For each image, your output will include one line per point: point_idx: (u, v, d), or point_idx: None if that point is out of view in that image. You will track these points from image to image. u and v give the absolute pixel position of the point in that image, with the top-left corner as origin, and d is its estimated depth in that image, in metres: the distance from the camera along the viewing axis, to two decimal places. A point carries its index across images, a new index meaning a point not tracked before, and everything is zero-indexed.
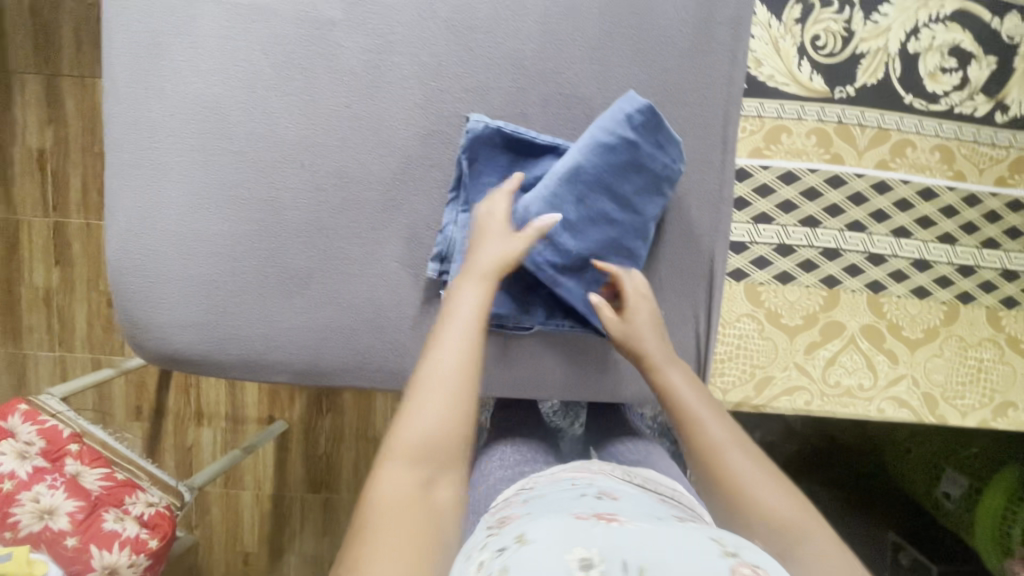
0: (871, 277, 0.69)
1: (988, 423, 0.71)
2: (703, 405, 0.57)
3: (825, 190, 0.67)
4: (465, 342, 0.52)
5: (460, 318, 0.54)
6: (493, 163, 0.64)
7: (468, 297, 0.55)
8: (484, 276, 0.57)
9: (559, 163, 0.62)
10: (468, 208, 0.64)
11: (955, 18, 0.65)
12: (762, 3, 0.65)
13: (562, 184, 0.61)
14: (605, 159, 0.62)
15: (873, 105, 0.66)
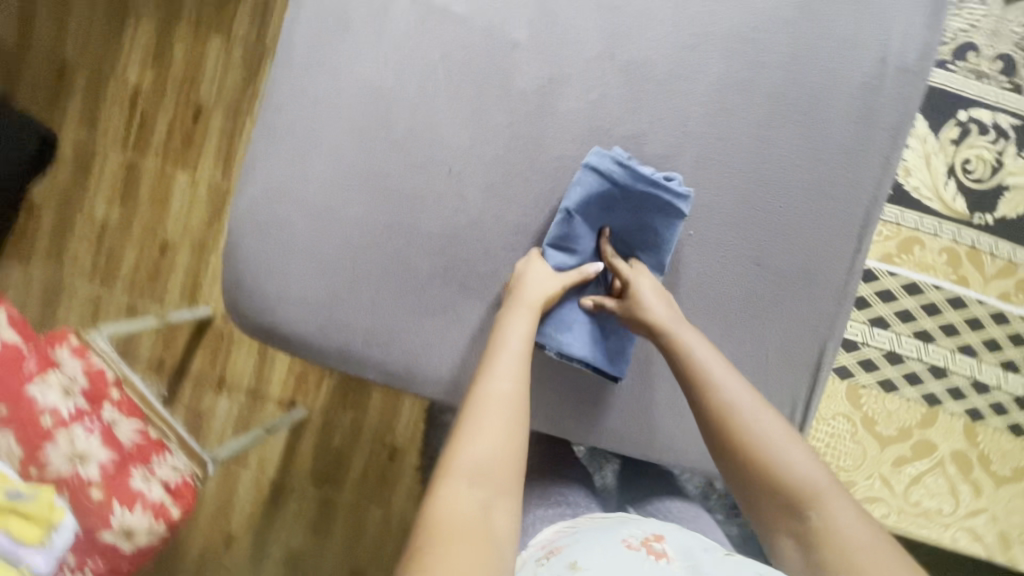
0: (972, 403, 0.69)
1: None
2: (720, 367, 0.57)
3: (944, 309, 0.68)
4: (517, 373, 0.53)
5: (510, 352, 0.55)
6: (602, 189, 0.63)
7: (515, 329, 0.57)
8: (529, 306, 0.59)
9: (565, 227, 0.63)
10: (572, 228, 0.63)
11: None
12: (923, 117, 0.66)
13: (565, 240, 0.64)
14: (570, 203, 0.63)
15: (1008, 237, 0.67)
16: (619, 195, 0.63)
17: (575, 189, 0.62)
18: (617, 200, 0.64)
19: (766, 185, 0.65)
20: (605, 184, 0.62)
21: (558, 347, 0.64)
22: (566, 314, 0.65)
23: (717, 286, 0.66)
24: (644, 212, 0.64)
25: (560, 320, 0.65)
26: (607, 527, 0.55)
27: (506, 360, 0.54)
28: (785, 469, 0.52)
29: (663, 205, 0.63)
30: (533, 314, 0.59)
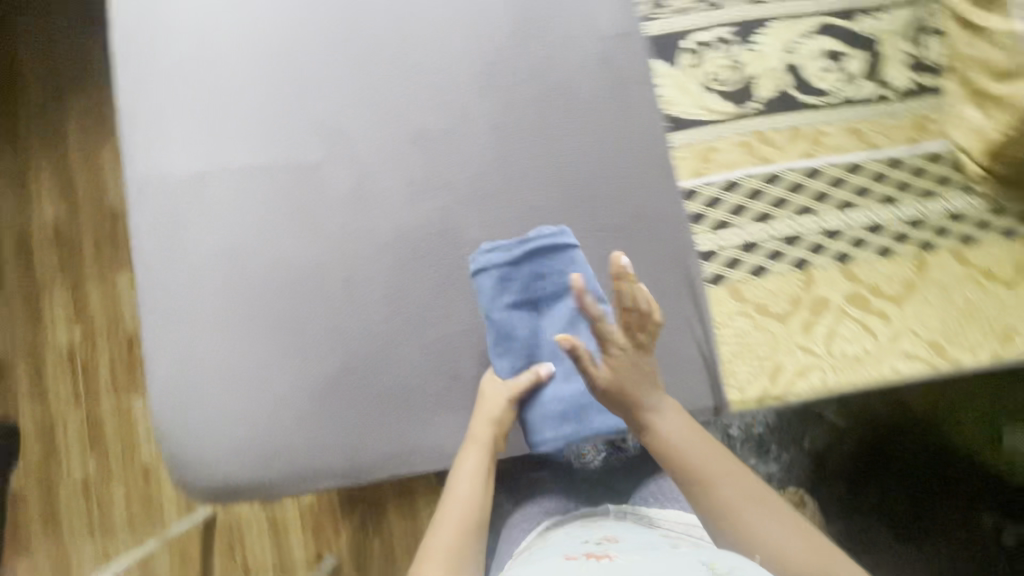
0: (835, 250, 0.76)
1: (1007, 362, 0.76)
2: (701, 452, 0.64)
3: (766, 188, 0.76)
4: (460, 514, 0.65)
5: (458, 495, 0.66)
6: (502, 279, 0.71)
7: (466, 467, 0.67)
8: (479, 443, 0.68)
9: (500, 329, 0.71)
10: (502, 326, 0.71)
11: (816, 32, 0.79)
12: (660, 59, 0.78)
13: (506, 341, 0.72)
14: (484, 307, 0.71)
15: (780, 111, 0.78)
16: (518, 272, 0.72)
17: (482, 295, 0.71)
18: (516, 276, 0.72)
19: (568, 167, 0.74)
20: (500, 274, 0.71)
21: (559, 439, 0.72)
22: (553, 406, 0.72)
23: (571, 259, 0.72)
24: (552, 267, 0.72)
25: (547, 415, 0.72)
26: (572, 544, 0.65)
27: (456, 505, 0.66)
28: (766, 537, 0.59)
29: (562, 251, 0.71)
30: (483, 447, 0.68)
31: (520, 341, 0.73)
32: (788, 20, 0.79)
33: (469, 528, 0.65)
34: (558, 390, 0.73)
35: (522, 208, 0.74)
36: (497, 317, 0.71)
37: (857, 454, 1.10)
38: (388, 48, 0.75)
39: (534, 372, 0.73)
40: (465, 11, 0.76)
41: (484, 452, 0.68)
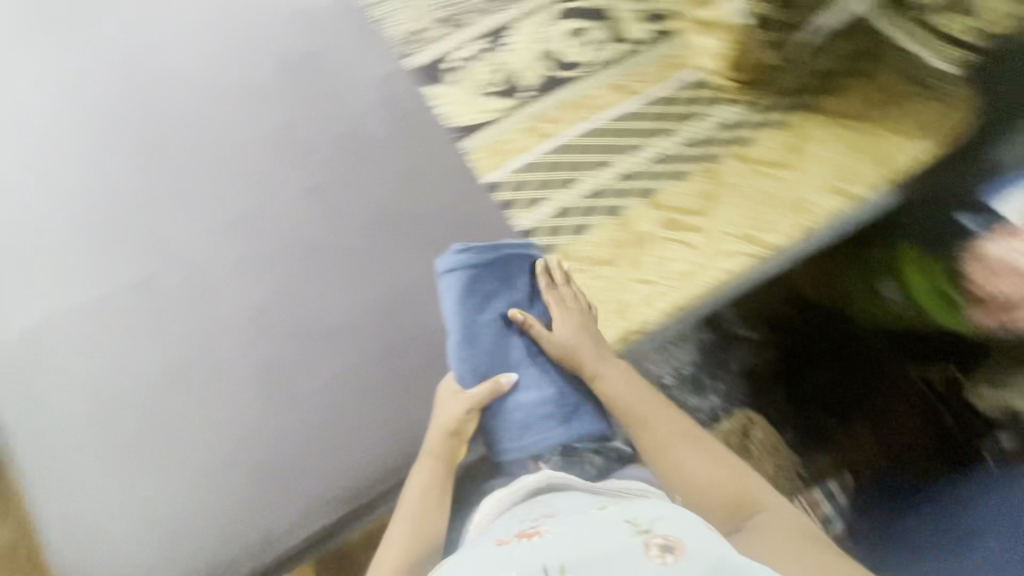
0: (638, 189, 0.84)
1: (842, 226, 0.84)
2: (647, 408, 0.73)
3: (560, 159, 0.85)
4: (406, 527, 0.67)
5: (406, 504, 0.68)
6: (469, 286, 0.76)
7: (420, 476, 0.69)
8: (427, 453, 0.69)
9: (468, 333, 0.75)
10: (472, 330, 0.75)
11: (555, 19, 0.90)
12: (431, 84, 0.87)
13: (475, 344, 0.75)
14: (452, 314, 0.75)
15: (548, 91, 0.87)
16: (487, 276, 0.78)
17: (448, 297, 0.75)
18: (479, 279, 0.76)
19: (382, 200, 0.81)
20: (464, 279, 0.76)
21: (522, 449, 0.73)
22: (516, 414, 0.74)
23: (402, 277, 0.77)
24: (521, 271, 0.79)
25: (515, 415, 0.73)
26: (510, 527, 0.55)
27: (403, 516, 0.67)
28: (707, 478, 0.66)
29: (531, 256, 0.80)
30: (433, 455, 0.69)
31: (485, 345, 0.75)
32: (528, 19, 0.91)
33: (414, 547, 0.66)
34: (525, 395, 0.74)
35: (347, 248, 0.78)
36: (465, 322, 0.75)
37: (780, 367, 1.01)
38: (190, 159, 0.82)
39: (494, 379, 0.74)
40: (248, 105, 0.84)
41: (433, 460, 0.69)
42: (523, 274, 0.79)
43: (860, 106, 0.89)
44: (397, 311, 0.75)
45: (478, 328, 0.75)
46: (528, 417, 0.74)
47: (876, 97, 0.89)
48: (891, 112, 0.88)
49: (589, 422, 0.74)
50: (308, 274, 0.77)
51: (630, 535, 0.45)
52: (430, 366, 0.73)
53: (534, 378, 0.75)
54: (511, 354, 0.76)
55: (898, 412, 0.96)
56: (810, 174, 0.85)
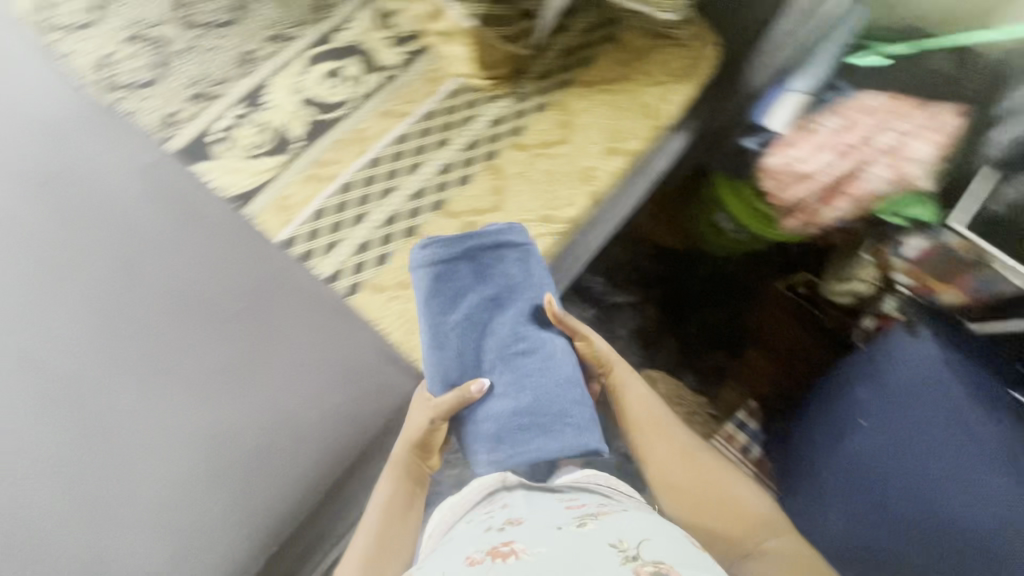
0: (429, 203, 0.86)
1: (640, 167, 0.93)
2: (660, 416, 0.82)
3: (346, 197, 0.85)
4: (368, 539, 0.71)
5: (370, 517, 0.73)
6: (443, 283, 0.76)
7: (382, 491, 0.75)
8: (393, 465, 0.76)
9: (449, 327, 0.75)
10: (455, 326, 0.75)
11: (309, 64, 0.91)
12: (201, 162, 0.87)
13: (456, 338, 0.75)
14: (427, 314, 0.76)
15: (319, 136, 0.88)
16: (459, 273, 0.78)
17: (422, 299, 0.76)
18: (450, 275, 0.77)
19: (173, 284, 0.78)
20: (436, 275, 0.77)
21: (494, 465, 0.71)
22: (488, 425, 0.72)
23: (216, 356, 0.75)
24: (495, 270, 0.79)
25: (495, 420, 0.71)
26: (476, 539, 0.61)
27: (365, 529, 0.72)
28: (699, 492, 0.75)
29: (506, 254, 0.80)
30: (399, 466, 0.76)
31: (455, 347, 0.75)
32: (281, 71, 0.91)
33: (374, 555, 0.70)
34: (500, 403, 0.72)
35: (141, 344, 0.74)
36: (446, 316, 0.75)
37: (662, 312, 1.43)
38: None
39: (464, 387, 0.72)
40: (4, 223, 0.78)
41: (397, 470, 0.75)
42: (497, 275, 0.78)
43: (616, 67, 0.93)
44: (224, 389, 0.74)
45: (460, 323, 0.75)
46: (507, 421, 0.71)
47: (630, 56, 0.94)
48: (643, 65, 0.93)
49: (570, 437, 0.70)
50: (105, 383, 0.72)
51: (622, 563, 0.50)
52: (278, 430, 0.73)
53: (520, 382, 0.73)
54: (506, 347, 0.75)
55: (751, 320, 1.41)
56: (588, 143, 0.90)
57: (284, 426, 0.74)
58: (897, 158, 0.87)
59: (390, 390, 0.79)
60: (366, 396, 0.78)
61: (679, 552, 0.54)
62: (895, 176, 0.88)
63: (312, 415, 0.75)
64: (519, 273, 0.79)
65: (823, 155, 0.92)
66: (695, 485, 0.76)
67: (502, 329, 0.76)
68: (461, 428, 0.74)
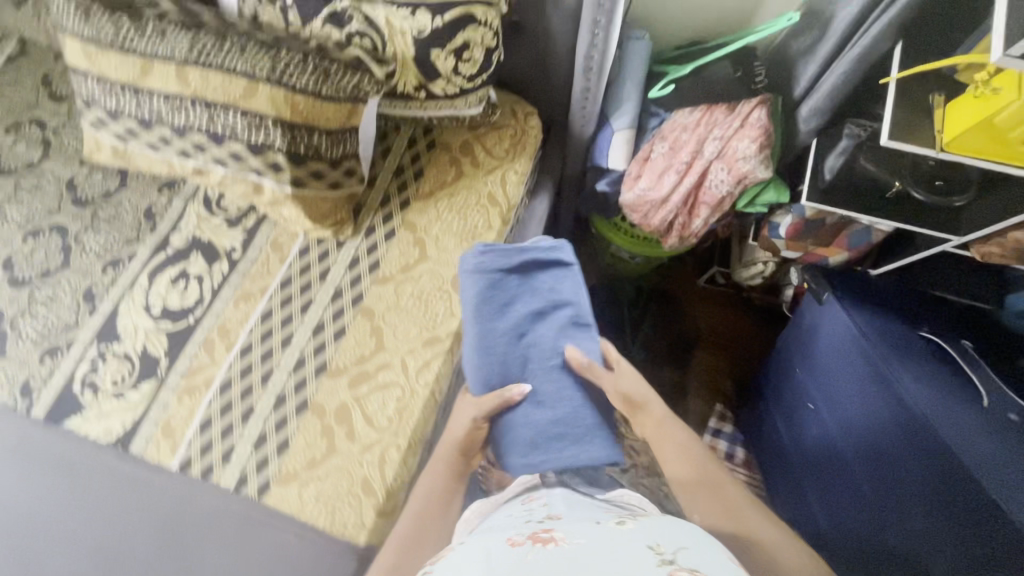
0: (312, 369, 0.83)
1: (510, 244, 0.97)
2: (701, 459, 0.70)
3: (229, 395, 0.82)
4: (419, 502, 0.69)
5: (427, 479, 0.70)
6: (490, 297, 0.80)
7: (443, 450, 0.72)
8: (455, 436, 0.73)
9: (500, 338, 0.78)
10: (504, 337, 0.79)
11: (152, 277, 0.89)
12: (67, 416, 0.82)
13: (503, 347, 0.78)
14: (479, 323, 0.79)
15: (184, 345, 0.85)
16: (506, 285, 0.82)
17: (472, 307, 0.79)
18: (500, 288, 0.81)
19: (80, 560, 0.76)
20: (484, 284, 0.80)
21: (528, 466, 0.72)
22: (524, 429, 0.74)
23: None
24: (542, 287, 0.83)
25: (535, 428, 0.74)
26: (509, 528, 0.54)
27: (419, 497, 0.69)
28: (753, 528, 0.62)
29: (551, 274, 0.84)
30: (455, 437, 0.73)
31: (503, 350, 0.78)
32: (127, 294, 0.88)
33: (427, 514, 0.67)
34: (539, 412, 0.75)
35: None
36: (495, 323, 0.79)
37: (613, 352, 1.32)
38: None
39: (504, 391, 0.74)
40: None
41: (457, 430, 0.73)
42: (543, 292, 0.82)
43: (448, 168, 0.95)
44: None
45: (509, 334, 0.79)
46: (547, 431, 0.74)
47: (457, 154, 0.96)
48: (473, 158, 0.95)
49: (596, 448, 0.74)
50: None
51: (653, 564, 0.42)
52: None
53: (562, 393, 0.76)
54: (549, 363, 0.78)
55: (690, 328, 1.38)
56: (446, 250, 0.90)
57: None
58: (730, 162, 0.90)
59: None
60: None
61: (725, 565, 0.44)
62: (736, 178, 0.91)
63: None
64: (565, 295, 0.82)
65: (667, 178, 0.95)
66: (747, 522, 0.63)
67: (546, 342, 0.79)
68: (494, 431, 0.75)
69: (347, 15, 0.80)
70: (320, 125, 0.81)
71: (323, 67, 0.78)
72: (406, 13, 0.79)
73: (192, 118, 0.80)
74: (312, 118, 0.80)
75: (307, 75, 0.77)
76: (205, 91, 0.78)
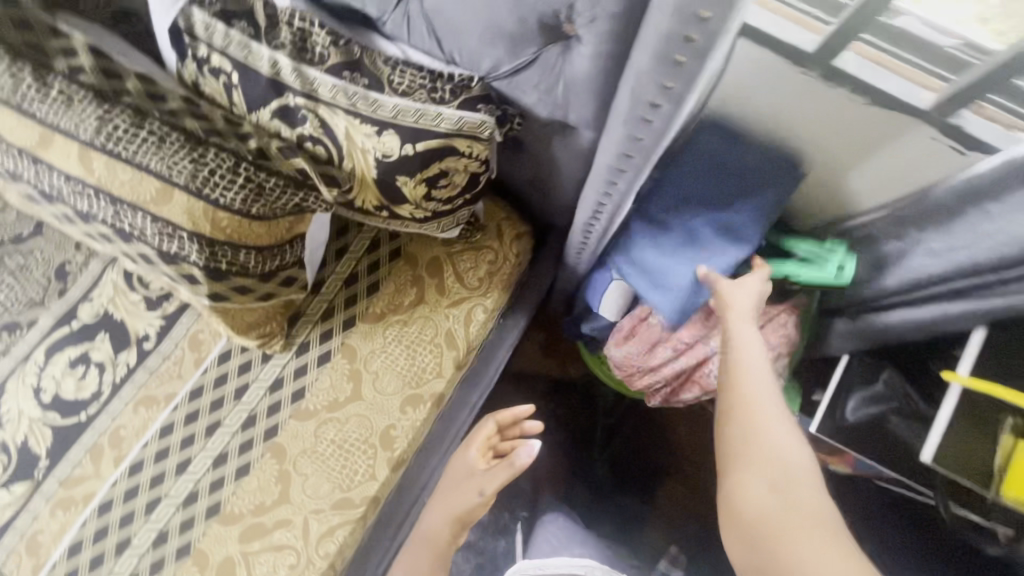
0: (204, 509, 0.73)
1: (467, 379, 0.84)
2: (761, 379, 0.60)
3: (107, 519, 0.73)
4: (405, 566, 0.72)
5: (420, 540, 0.72)
6: (736, 152, 0.73)
7: (441, 513, 0.72)
8: (457, 502, 0.72)
9: (708, 179, 0.73)
10: (705, 193, 0.73)
11: (49, 355, 0.78)
12: None
13: (684, 203, 0.75)
14: (717, 150, 0.73)
15: (70, 446, 0.75)
16: (749, 158, 0.72)
17: (728, 139, 0.73)
18: (755, 158, 0.73)
19: None
20: (737, 155, 0.73)
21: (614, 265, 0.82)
22: (639, 250, 0.77)
23: None
24: (761, 187, 0.72)
25: (647, 263, 0.77)
26: None
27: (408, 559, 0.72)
28: (764, 488, 0.51)
29: (772, 188, 0.72)
30: (471, 505, 0.71)
31: (687, 201, 0.75)
32: (19, 369, 0.77)
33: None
34: (648, 257, 0.77)
35: None
36: (713, 178, 0.73)
37: (575, 467, 1.21)
38: None
39: (507, 458, 0.71)
40: None
41: (467, 502, 0.72)
42: (759, 196, 0.72)
43: (408, 288, 0.81)
44: None
45: (694, 205, 0.74)
46: (647, 276, 0.77)
47: (422, 272, 0.81)
48: (440, 282, 0.81)
49: (657, 300, 0.76)
50: None
51: None
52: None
53: (675, 275, 0.74)
54: (683, 252, 0.75)
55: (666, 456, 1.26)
56: (382, 393, 0.77)
57: None
58: None
59: None
60: None
61: None
62: None
63: None
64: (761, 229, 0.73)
65: (659, 351, 0.82)
66: (774, 480, 0.51)
67: (721, 229, 0.74)
68: (498, 468, 0.72)
69: (300, 114, 0.63)
70: (248, 243, 0.67)
71: (255, 181, 0.64)
72: (371, 130, 0.62)
73: (95, 208, 0.65)
74: (238, 236, 0.66)
75: (233, 191, 0.63)
76: (111, 184, 0.63)
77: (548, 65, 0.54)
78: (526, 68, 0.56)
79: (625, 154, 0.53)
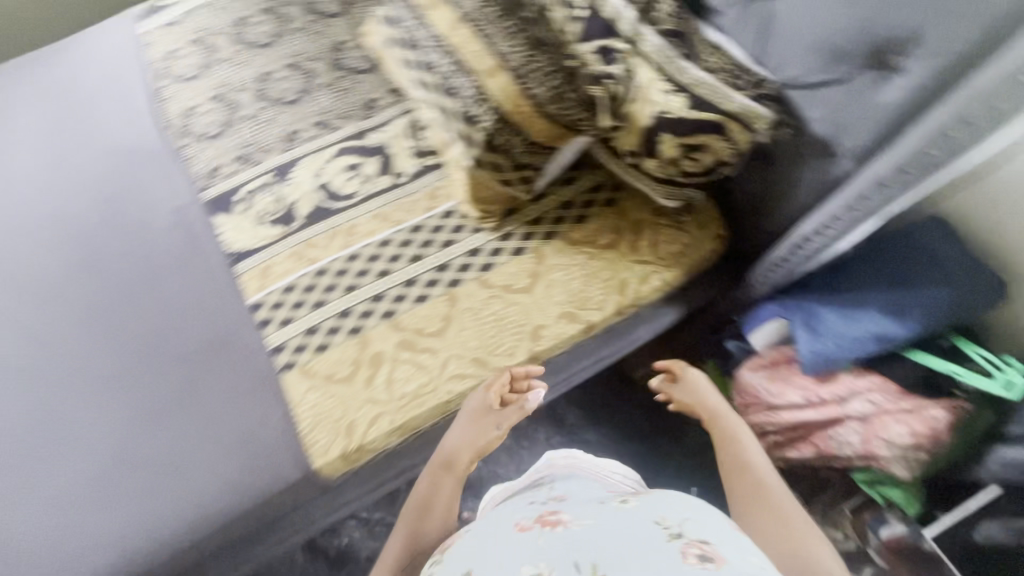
0: (382, 310, 0.90)
1: (609, 332, 0.93)
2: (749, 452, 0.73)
3: (318, 281, 0.93)
4: (427, 480, 0.79)
5: (441, 456, 0.81)
6: (941, 246, 0.82)
7: (458, 438, 0.81)
8: (474, 426, 0.81)
9: (904, 259, 0.83)
10: (898, 269, 0.83)
11: (337, 154, 1.01)
12: (219, 213, 0.99)
13: (873, 270, 0.85)
14: (918, 241, 0.83)
15: (319, 220, 0.97)
16: (950, 258, 0.81)
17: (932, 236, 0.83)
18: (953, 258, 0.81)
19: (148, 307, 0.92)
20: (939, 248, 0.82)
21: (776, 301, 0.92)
22: (808, 297, 0.89)
23: (152, 380, 0.86)
24: (957, 284, 0.79)
25: (810, 309, 0.87)
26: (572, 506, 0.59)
27: (428, 475, 0.80)
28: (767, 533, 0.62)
29: (963, 290, 0.79)
30: (486, 430, 0.81)
31: (877, 270, 0.84)
32: (315, 154, 1.02)
33: (435, 492, 0.77)
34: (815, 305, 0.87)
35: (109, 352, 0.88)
36: (910, 259, 0.82)
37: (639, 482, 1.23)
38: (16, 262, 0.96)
39: (520, 401, 0.83)
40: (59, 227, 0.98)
41: (481, 431, 0.81)
42: (952, 289, 0.79)
43: (606, 233, 0.93)
44: (138, 420, 0.83)
45: (884, 275, 0.84)
46: (807, 318, 0.87)
47: (625, 226, 0.93)
48: (635, 239, 0.92)
49: (811, 342, 0.86)
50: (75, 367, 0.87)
51: (667, 539, 0.49)
52: (151, 486, 0.80)
53: (836, 323, 0.84)
54: (857, 307, 0.83)
55: None
56: (549, 296, 0.89)
57: (160, 475, 0.80)
58: (869, 432, 0.85)
59: (270, 472, 0.82)
60: (257, 461, 0.82)
61: (708, 516, 0.54)
62: (864, 450, 0.85)
63: (193, 467, 0.81)
64: (939, 319, 0.80)
65: (794, 394, 0.90)
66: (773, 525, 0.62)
67: (904, 302, 0.81)
68: (504, 409, 0.82)
69: (617, 56, 0.75)
70: (526, 132, 0.83)
71: (560, 90, 0.80)
72: (667, 86, 0.73)
73: (440, 63, 0.86)
74: (525, 124, 0.83)
75: (546, 87, 0.80)
76: (465, 50, 0.84)
77: (853, 90, 0.65)
78: (828, 86, 0.67)
79: (902, 169, 0.65)
